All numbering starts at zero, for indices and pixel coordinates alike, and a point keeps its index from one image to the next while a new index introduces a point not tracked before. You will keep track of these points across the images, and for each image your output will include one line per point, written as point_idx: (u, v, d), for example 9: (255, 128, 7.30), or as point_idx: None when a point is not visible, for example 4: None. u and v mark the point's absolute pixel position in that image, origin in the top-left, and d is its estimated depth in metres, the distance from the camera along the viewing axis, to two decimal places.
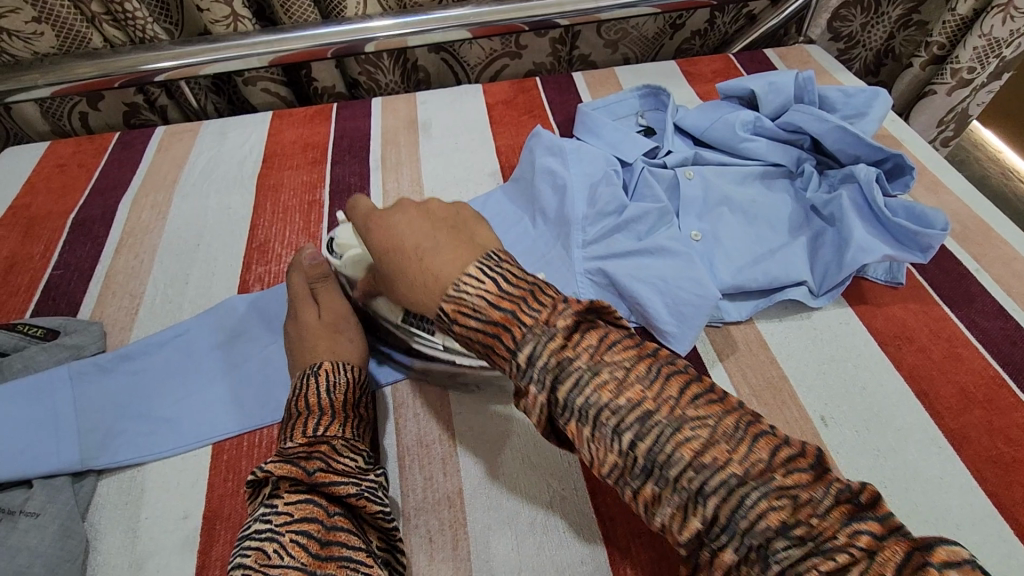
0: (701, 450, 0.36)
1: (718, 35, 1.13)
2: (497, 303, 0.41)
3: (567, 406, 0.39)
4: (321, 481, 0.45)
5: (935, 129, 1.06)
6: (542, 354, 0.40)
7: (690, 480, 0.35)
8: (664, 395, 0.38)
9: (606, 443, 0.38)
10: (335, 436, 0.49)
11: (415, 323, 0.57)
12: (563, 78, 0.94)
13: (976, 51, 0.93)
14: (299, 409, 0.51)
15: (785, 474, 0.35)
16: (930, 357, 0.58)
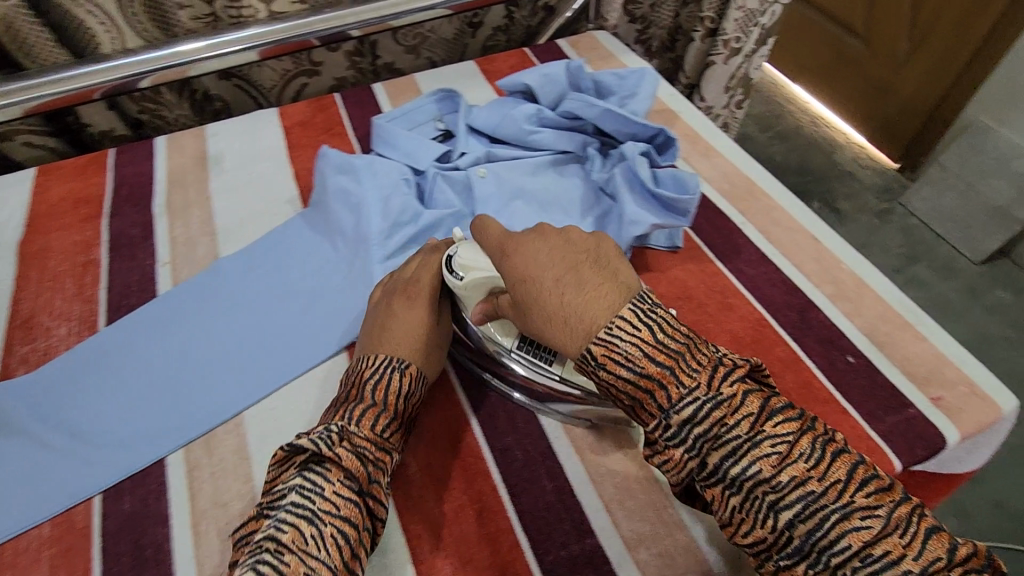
0: (869, 541, 0.40)
1: (521, 29, 1.17)
2: (653, 356, 0.44)
3: (718, 472, 0.43)
4: (371, 491, 0.46)
5: (725, 94, 1.16)
6: (704, 419, 0.43)
7: (856, 571, 0.40)
8: (832, 476, 0.42)
9: (757, 513, 0.42)
10: (392, 447, 0.50)
11: (528, 358, 0.54)
12: (362, 91, 0.93)
13: (737, 23, 1.02)
14: (388, 399, 0.50)
15: (953, 566, 0.40)
16: (706, 311, 0.63)
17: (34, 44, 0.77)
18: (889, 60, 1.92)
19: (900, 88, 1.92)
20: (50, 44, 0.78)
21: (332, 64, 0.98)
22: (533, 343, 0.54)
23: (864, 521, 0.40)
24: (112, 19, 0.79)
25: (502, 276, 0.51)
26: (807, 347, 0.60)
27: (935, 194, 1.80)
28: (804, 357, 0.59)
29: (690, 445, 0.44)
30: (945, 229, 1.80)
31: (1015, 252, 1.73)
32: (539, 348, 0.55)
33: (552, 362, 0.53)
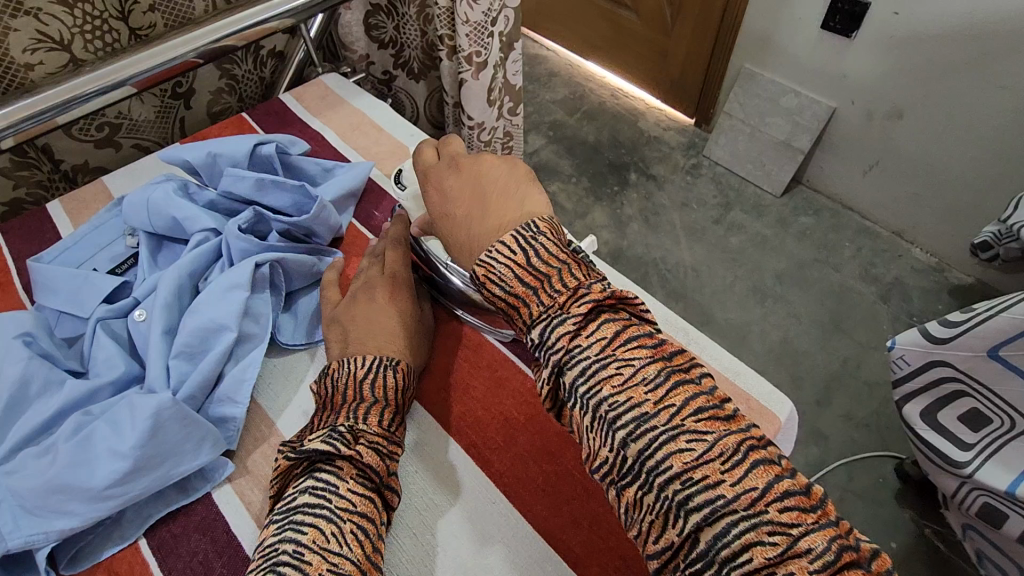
0: (691, 464, 0.37)
1: (252, 84, 1.03)
2: (522, 277, 0.46)
3: (572, 393, 0.42)
4: (386, 485, 0.49)
5: (491, 108, 1.09)
6: (552, 337, 0.43)
7: (676, 492, 0.37)
8: (667, 401, 0.39)
9: (601, 435, 0.41)
10: (400, 435, 0.54)
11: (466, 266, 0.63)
12: (31, 215, 0.73)
13: (470, 37, 0.94)
14: (380, 396, 0.54)
15: (781, 510, 0.36)
16: (473, 398, 0.62)
17: None
18: (659, 25, 1.94)
19: (676, 48, 1.95)
20: None
21: None
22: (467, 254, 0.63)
23: (691, 444, 0.38)
24: None
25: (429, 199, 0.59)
26: None
27: (731, 139, 1.89)
28: None
29: (539, 353, 0.44)
30: (746, 171, 1.89)
31: (807, 178, 1.85)
32: None
33: None
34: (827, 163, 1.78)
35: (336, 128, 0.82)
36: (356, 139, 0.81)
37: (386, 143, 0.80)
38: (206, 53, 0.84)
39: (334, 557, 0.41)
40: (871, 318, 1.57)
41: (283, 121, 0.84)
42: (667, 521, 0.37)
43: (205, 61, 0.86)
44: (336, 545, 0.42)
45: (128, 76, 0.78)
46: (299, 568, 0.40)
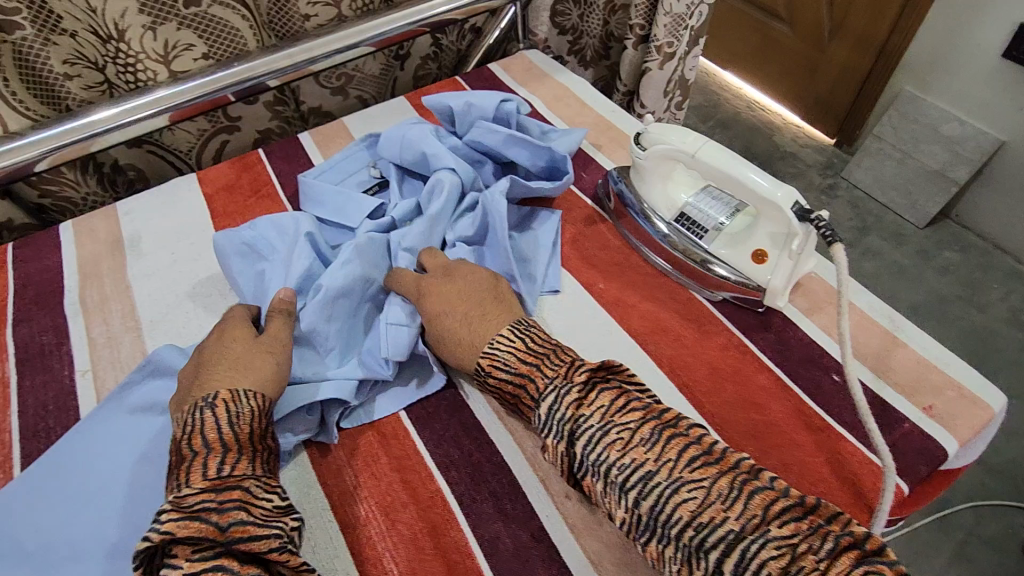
0: (696, 510, 0.40)
1: (451, 54, 1.12)
2: (524, 358, 0.51)
3: (583, 464, 0.45)
4: (235, 539, 0.41)
5: (664, 99, 1.14)
6: (562, 410, 0.47)
7: (691, 537, 0.40)
8: (665, 457, 0.43)
9: (615, 497, 0.44)
10: (245, 476, 0.45)
11: (685, 227, 0.64)
12: (288, 143, 0.86)
13: (667, 28, 1.00)
14: (194, 448, 0.45)
15: (781, 525, 0.39)
16: (684, 345, 0.59)
17: None
18: (815, 39, 1.91)
19: (830, 65, 1.90)
20: None
21: (252, 117, 0.91)
22: (688, 219, 0.65)
23: (692, 493, 0.41)
24: None
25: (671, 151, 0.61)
26: (791, 371, 0.57)
27: (875, 164, 1.81)
28: (791, 383, 0.56)
29: (546, 428, 0.47)
30: (889, 198, 1.81)
31: (956, 213, 1.76)
32: (692, 225, 0.64)
33: (703, 237, 0.63)
34: (983, 200, 1.68)
35: (543, 98, 0.90)
36: (560, 109, 0.88)
37: (590, 115, 0.86)
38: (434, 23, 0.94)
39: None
40: (1015, 367, 1.47)
41: (492, 87, 0.93)
42: (692, 565, 0.40)
43: (430, 29, 0.96)
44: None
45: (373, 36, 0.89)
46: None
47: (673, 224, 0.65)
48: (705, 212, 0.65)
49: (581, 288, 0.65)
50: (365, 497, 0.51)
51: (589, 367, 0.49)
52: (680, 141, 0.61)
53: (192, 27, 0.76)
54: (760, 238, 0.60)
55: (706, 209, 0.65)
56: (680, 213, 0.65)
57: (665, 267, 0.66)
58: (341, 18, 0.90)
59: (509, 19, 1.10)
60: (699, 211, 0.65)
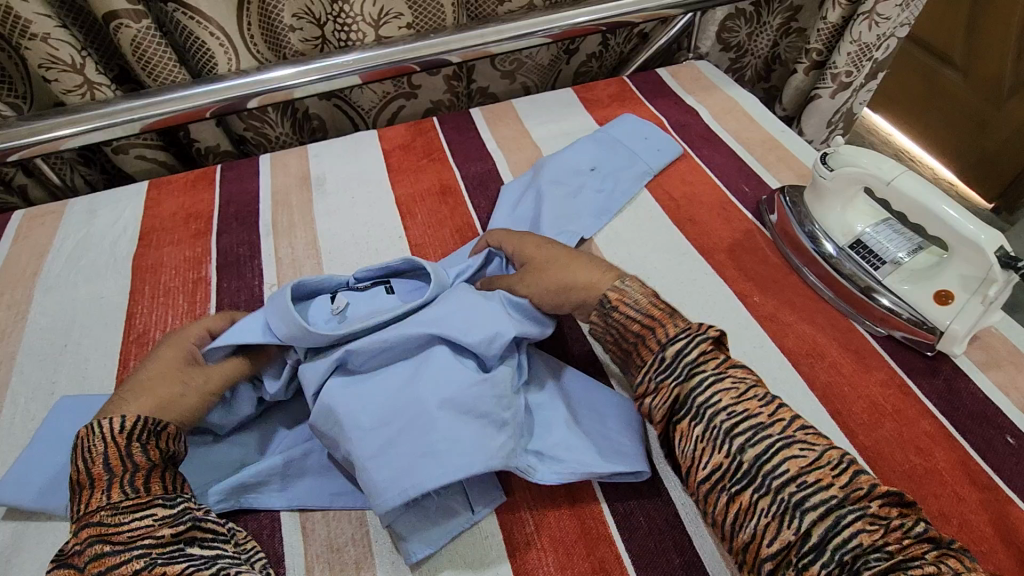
0: (805, 468, 0.41)
1: (614, 55, 1.13)
2: (653, 305, 0.52)
3: (687, 404, 0.46)
4: (113, 562, 0.40)
5: (825, 129, 1.10)
6: (692, 350, 0.48)
7: (791, 493, 0.40)
8: (777, 415, 0.44)
9: (712, 442, 0.44)
10: (105, 503, 0.43)
11: (858, 255, 0.63)
12: (460, 116, 0.92)
13: (850, 57, 0.96)
14: (91, 476, 0.45)
15: (879, 504, 0.39)
16: (841, 373, 0.58)
17: (156, 62, 0.78)
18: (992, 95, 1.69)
19: (1004, 123, 1.69)
20: (169, 62, 0.79)
21: (430, 87, 0.97)
22: (865, 247, 0.63)
23: (802, 451, 0.42)
24: (231, 39, 0.80)
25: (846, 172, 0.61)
26: (958, 423, 0.54)
27: None
28: (956, 434, 0.53)
29: (670, 365, 0.48)
30: None
31: None
32: (867, 254, 0.63)
33: (878, 268, 0.62)
34: None
35: (711, 108, 0.90)
36: (728, 121, 0.87)
37: (759, 130, 0.85)
38: (612, 22, 0.95)
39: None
40: None
41: (659, 90, 0.94)
42: (783, 521, 0.39)
43: (605, 29, 0.97)
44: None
45: (550, 28, 0.91)
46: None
47: (845, 249, 0.64)
48: (885, 244, 0.63)
49: (736, 298, 0.65)
50: None
51: (713, 334, 0.49)
52: (875, 166, 0.59)
53: None
54: (949, 278, 0.57)
55: (886, 241, 0.63)
56: (856, 240, 0.64)
57: (818, 284, 0.65)
58: (530, 7, 0.94)
59: (679, 28, 1.08)
60: (878, 241, 0.63)
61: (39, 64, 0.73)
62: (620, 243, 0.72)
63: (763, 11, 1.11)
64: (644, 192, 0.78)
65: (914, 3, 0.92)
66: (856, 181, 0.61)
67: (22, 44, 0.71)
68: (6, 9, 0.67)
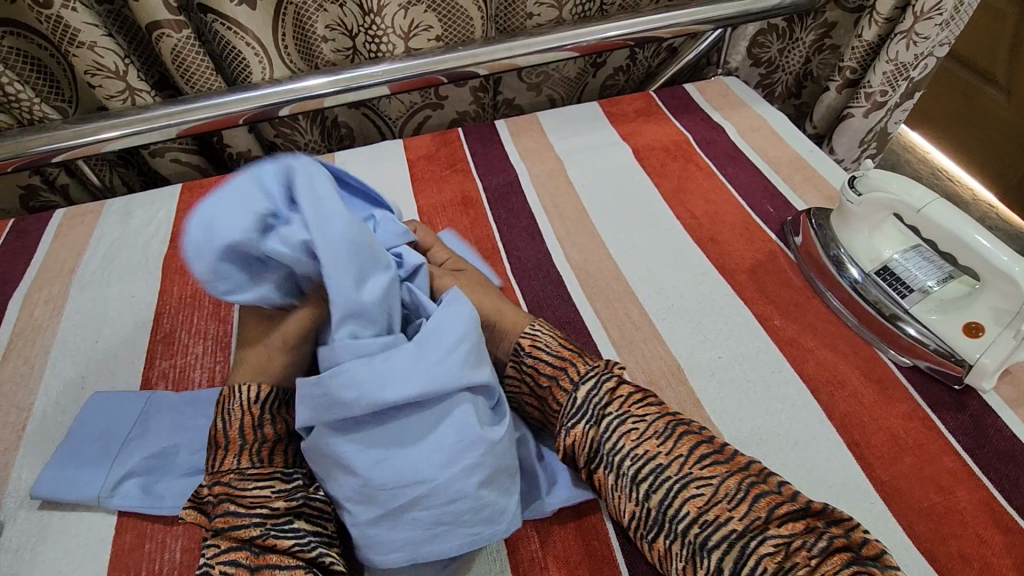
0: (704, 507, 0.44)
1: (641, 69, 1.13)
2: (564, 347, 0.56)
3: (598, 453, 0.50)
4: (220, 526, 0.44)
5: (857, 149, 1.07)
6: (590, 400, 0.51)
7: (696, 534, 0.44)
8: (676, 452, 0.47)
9: (625, 490, 0.47)
10: (233, 469, 0.48)
11: (884, 282, 0.62)
12: (485, 127, 0.93)
13: (885, 76, 0.94)
14: (227, 437, 0.50)
15: (780, 525, 0.42)
16: (861, 404, 0.56)
17: (194, 70, 0.81)
18: None
19: None
20: (207, 70, 0.82)
21: (456, 98, 0.98)
22: (892, 275, 0.63)
23: (700, 488, 0.45)
24: (265, 49, 0.82)
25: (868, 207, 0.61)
26: (984, 462, 0.52)
27: None
28: (980, 473, 0.51)
29: (575, 416, 0.51)
30: None
31: None
32: (894, 281, 0.62)
33: (905, 297, 0.61)
34: None
35: (738, 125, 0.89)
36: (755, 139, 0.86)
37: (787, 149, 0.84)
38: (640, 37, 0.95)
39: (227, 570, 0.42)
40: None
41: (686, 105, 0.93)
42: (693, 564, 0.43)
43: (633, 44, 0.97)
44: (226, 560, 0.42)
45: (577, 42, 0.92)
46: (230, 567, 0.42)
47: (871, 275, 0.63)
48: (914, 272, 0.62)
49: (755, 321, 0.64)
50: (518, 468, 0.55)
51: (615, 374, 0.53)
52: (905, 192, 0.58)
53: (435, 11, 0.85)
54: (980, 310, 0.56)
55: (914, 268, 0.62)
56: (883, 266, 0.63)
57: (841, 309, 0.64)
58: (559, 21, 0.94)
59: (709, 43, 1.07)
60: (906, 268, 0.62)
61: (85, 70, 0.76)
62: (638, 261, 0.71)
63: (796, 27, 1.10)
64: (665, 209, 0.77)
65: (953, 23, 0.89)
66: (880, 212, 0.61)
67: (71, 51, 0.74)
68: (58, 18, 0.71)
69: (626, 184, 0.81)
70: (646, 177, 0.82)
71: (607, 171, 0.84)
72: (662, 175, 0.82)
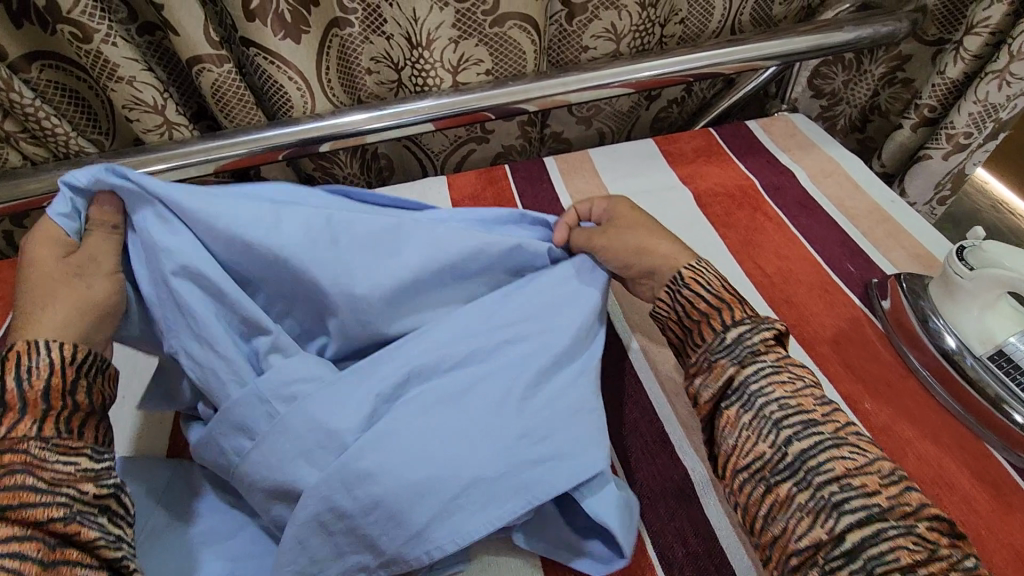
0: (851, 471, 0.41)
1: (695, 101, 1.06)
2: (726, 289, 0.53)
3: (740, 390, 0.47)
4: (2, 506, 0.35)
5: (931, 191, 0.99)
6: (749, 340, 0.49)
7: (831, 494, 0.40)
8: (833, 417, 0.45)
9: (759, 431, 0.45)
10: (29, 437, 0.39)
11: (999, 369, 0.55)
12: (534, 165, 0.87)
13: (971, 117, 0.86)
14: (23, 402, 0.40)
15: (927, 525, 0.38)
16: (976, 512, 0.49)
17: (235, 104, 0.78)
18: None
19: None
20: (248, 105, 0.78)
21: (503, 132, 0.93)
22: (1010, 361, 0.55)
23: (852, 454, 0.42)
24: (308, 82, 0.78)
25: (984, 279, 0.54)
26: None
27: None
28: None
29: (716, 352, 0.50)
30: None
31: None
32: (1012, 369, 0.54)
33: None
34: None
35: (808, 170, 0.82)
36: (829, 187, 0.79)
37: (865, 199, 0.77)
38: (701, 73, 0.89)
39: (9, 562, 0.34)
40: None
41: (750, 145, 0.87)
42: (818, 518, 0.40)
43: (693, 79, 0.91)
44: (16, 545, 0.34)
45: (635, 77, 0.86)
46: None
47: (983, 358, 0.56)
48: None
49: (843, 402, 0.57)
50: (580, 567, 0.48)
51: (776, 329, 0.50)
52: None
53: (487, 45, 0.80)
54: None
55: None
56: (998, 350, 0.55)
57: (926, 375, 0.58)
58: (615, 54, 0.89)
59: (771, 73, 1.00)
60: None
61: (123, 105, 0.73)
62: None
63: (864, 58, 1.02)
64: (733, 263, 0.71)
65: None
66: (996, 287, 0.54)
67: (108, 85, 0.71)
68: (97, 53, 0.67)
69: (688, 233, 0.75)
70: (710, 226, 0.76)
71: (667, 217, 0.77)
72: (727, 224, 0.76)
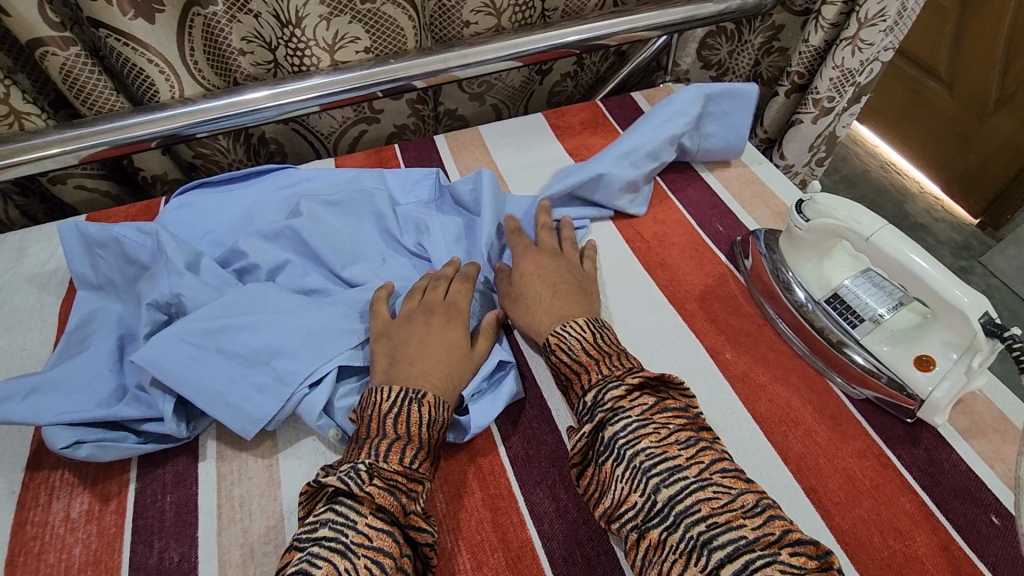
0: (717, 509, 0.40)
1: (589, 75, 1.08)
2: (589, 349, 0.52)
3: (608, 446, 0.46)
4: (390, 480, 0.44)
5: (807, 154, 1.06)
6: (604, 400, 0.48)
7: (700, 533, 0.39)
8: (697, 458, 0.43)
9: (633, 481, 0.43)
10: (424, 474, 0.47)
11: (836, 311, 0.60)
12: (424, 144, 0.87)
13: (832, 82, 0.92)
14: (396, 429, 0.48)
15: (792, 553, 0.38)
16: (816, 443, 0.54)
17: (92, 90, 0.73)
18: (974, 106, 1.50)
19: (987, 137, 1.49)
20: (108, 91, 0.74)
21: (393, 112, 0.92)
22: (843, 303, 0.60)
23: (716, 493, 0.41)
24: (172, 66, 0.75)
25: (819, 227, 0.58)
26: (940, 499, 0.51)
27: None
28: (937, 512, 0.50)
29: (587, 414, 0.48)
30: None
31: None
32: (843, 309, 0.59)
33: (856, 326, 0.58)
34: None
35: None
36: None
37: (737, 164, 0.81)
38: (584, 47, 0.91)
39: (376, 524, 0.42)
40: None
41: (633, 116, 0.90)
42: (690, 558, 0.39)
43: (577, 52, 0.93)
44: (375, 519, 0.42)
45: (518, 52, 0.86)
46: (335, 542, 0.40)
47: (822, 303, 0.60)
48: (865, 300, 0.59)
49: (705, 355, 0.61)
50: (452, 528, 0.50)
51: (624, 385, 0.48)
52: (853, 220, 0.55)
53: (361, 21, 0.79)
54: (931, 344, 0.54)
55: (865, 296, 0.60)
56: (833, 294, 0.61)
57: (776, 319, 0.63)
58: (499, 28, 0.90)
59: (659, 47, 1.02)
60: (857, 296, 0.60)
61: None
62: None
63: (743, 29, 1.07)
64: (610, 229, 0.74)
65: (898, 27, 0.88)
66: (829, 235, 0.58)
67: None
68: None
69: None
70: None
71: None
72: None
